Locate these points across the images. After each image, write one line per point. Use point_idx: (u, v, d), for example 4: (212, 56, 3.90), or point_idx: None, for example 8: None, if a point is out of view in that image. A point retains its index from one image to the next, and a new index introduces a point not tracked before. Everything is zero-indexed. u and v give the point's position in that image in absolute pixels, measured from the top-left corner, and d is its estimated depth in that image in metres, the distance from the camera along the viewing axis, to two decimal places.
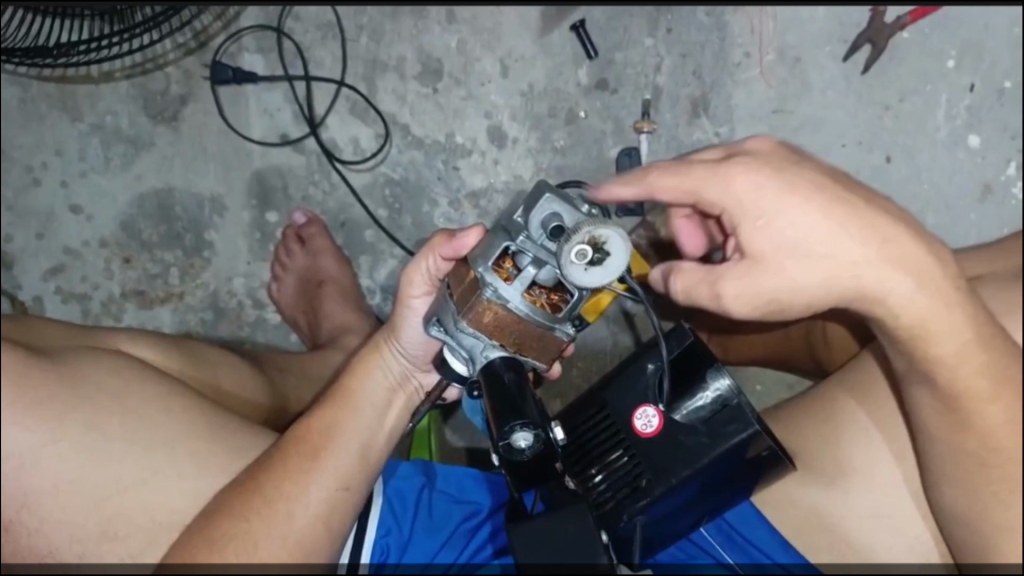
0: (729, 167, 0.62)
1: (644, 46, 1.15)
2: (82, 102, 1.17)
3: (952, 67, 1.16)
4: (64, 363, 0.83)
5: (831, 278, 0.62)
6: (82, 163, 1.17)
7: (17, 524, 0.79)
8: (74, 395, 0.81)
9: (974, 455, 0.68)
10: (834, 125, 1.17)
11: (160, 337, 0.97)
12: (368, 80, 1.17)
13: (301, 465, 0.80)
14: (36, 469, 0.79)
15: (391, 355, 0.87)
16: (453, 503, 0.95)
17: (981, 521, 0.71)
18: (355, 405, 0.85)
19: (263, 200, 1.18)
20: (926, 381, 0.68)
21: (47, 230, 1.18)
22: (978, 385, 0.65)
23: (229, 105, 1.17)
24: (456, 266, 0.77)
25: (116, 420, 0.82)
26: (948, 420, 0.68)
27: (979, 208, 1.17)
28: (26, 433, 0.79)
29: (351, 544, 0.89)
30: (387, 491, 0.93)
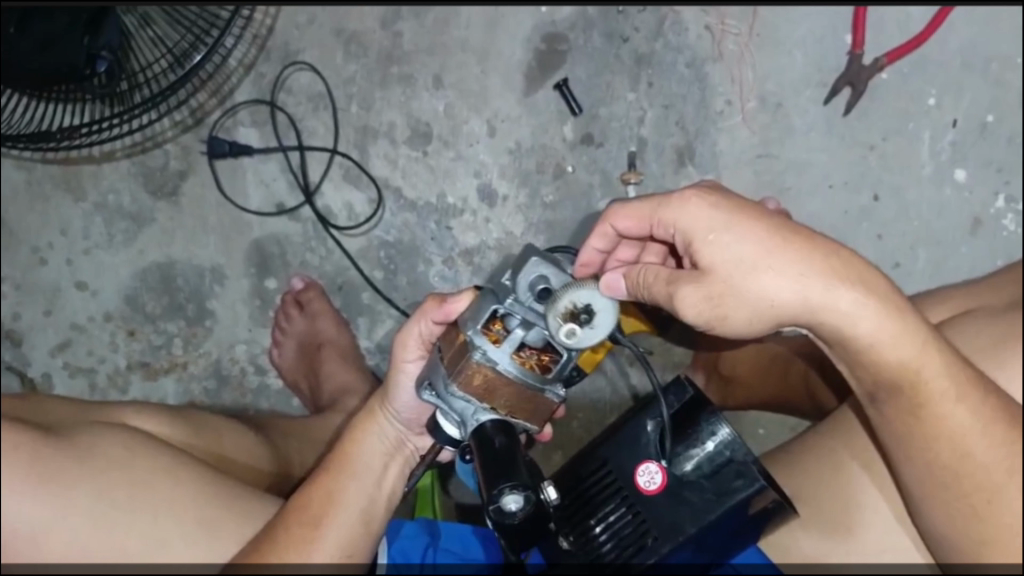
0: (685, 191, 0.72)
1: (627, 100, 1.18)
2: (85, 182, 1.20)
3: (933, 104, 1.18)
4: (73, 436, 0.84)
5: (788, 284, 0.69)
6: (86, 241, 1.21)
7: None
8: (85, 469, 0.82)
9: (946, 464, 0.71)
10: (820, 167, 1.18)
11: (165, 410, 0.98)
12: (360, 147, 1.20)
13: (302, 537, 0.80)
14: (52, 543, 0.80)
15: (387, 419, 0.87)
16: (456, 561, 0.92)
17: (963, 537, 0.73)
18: (352, 471, 0.85)
19: (262, 268, 1.20)
20: (893, 391, 0.71)
21: (54, 306, 1.21)
22: (940, 386, 0.69)
23: (227, 177, 1.20)
24: (447, 333, 0.78)
25: (125, 491, 0.82)
26: (920, 427, 0.71)
27: (970, 241, 1.18)
28: (42, 509, 0.80)
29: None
30: (390, 552, 0.92)
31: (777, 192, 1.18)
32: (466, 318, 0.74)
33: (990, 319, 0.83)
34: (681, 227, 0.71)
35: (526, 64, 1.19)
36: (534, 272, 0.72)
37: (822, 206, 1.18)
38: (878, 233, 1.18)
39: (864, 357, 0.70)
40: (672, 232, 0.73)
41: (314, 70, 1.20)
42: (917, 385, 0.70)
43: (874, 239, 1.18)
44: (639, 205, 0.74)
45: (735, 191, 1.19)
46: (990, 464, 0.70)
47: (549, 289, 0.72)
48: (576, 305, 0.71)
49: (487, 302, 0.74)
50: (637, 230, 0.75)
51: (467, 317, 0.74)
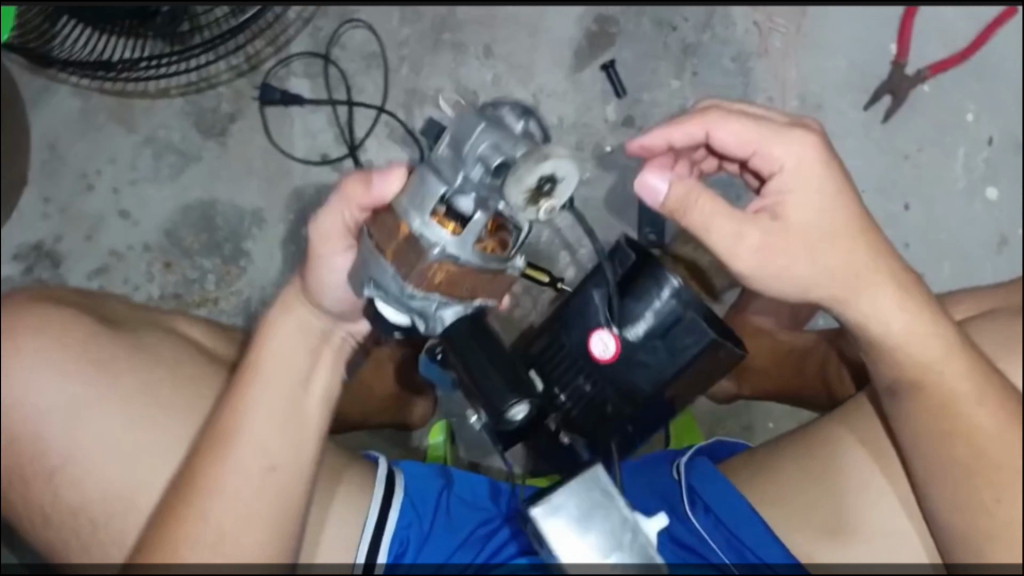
0: (802, 134, 0.72)
1: (671, 88, 1.21)
2: (139, 116, 1.25)
3: (970, 120, 1.20)
4: (124, 329, 0.83)
5: (836, 266, 0.71)
6: (134, 172, 1.24)
7: (59, 475, 0.76)
8: (131, 361, 0.80)
9: (961, 462, 0.71)
10: (854, 170, 1.20)
11: (217, 326, 0.95)
12: (406, 107, 1.23)
13: (234, 450, 0.72)
14: (86, 428, 0.76)
15: (296, 311, 0.77)
16: (468, 509, 0.87)
17: (970, 533, 0.72)
18: (261, 377, 0.75)
19: (300, 215, 1.23)
20: (914, 387, 0.73)
21: (96, 232, 1.24)
22: (959, 386, 0.71)
23: (276, 125, 1.24)
24: (379, 217, 0.66)
25: (168, 390, 0.80)
26: (933, 422, 0.72)
27: (996, 258, 1.19)
28: (84, 392, 0.77)
29: (366, 547, 0.80)
30: (407, 487, 0.85)
31: None
32: (399, 202, 0.64)
33: (1004, 326, 0.83)
34: (787, 165, 0.72)
35: (575, 43, 1.22)
36: (489, 148, 0.59)
37: None
38: (905, 241, 1.20)
39: (896, 356, 0.73)
40: (776, 169, 0.72)
41: (370, 29, 1.24)
42: (942, 383, 0.72)
43: (902, 247, 1.20)
44: (749, 123, 0.72)
45: None
46: (1002, 463, 0.70)
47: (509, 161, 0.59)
48: (552, 169, 0.57)
49: (425, 186, 0.62)
50: (736, 148, 0.73)
51: (403, 203, 0.63)
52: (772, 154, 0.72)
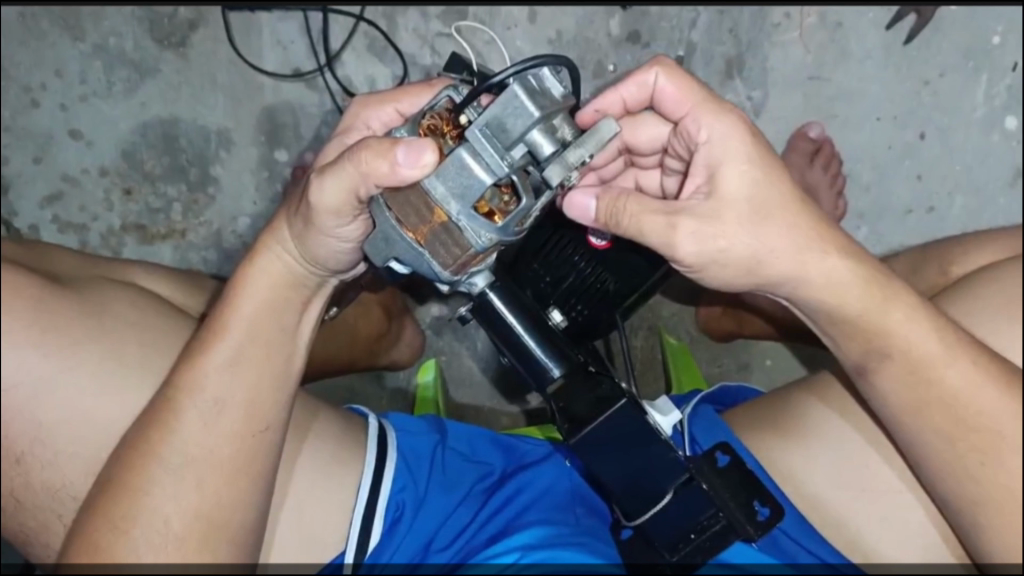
0: (733, 111, 0.65)
1: None
2: (86, 21, 1.11)
3: (996, 44, 1.12)
4: (77, 285, 0.70)
5: (790, 246, 0.63)
6: (83, 87, 1.12)
7: (28, 456, 0.65)
8: (94, 318, 0.68)
9: (942, 430, 0.64)
10: (871, 96, 1.13)
11: (176, 277, 0.90)
12: (388, 17, 1.11)
13: (192, 410, 0.63)
14: (56, 397, 0.65)
15: (273, 254, 0.67)
16: (466, 462, 0.81)
17: (958, 502, 0.65)
18: (230, 329, 0.65)
19: (272, 136, 1.12)
20: (880, 358, 0.65)
21: (45, 154, 1.13)
22: (926, 348, 0.64)
23: (241, 34, 1.11)
24: (402, 190, 0.57)
25: (138, 347, 0.68)
26: (909, 390, 0.65)
27: (1009, 193, 1.14)
28: (43, 360, 0.65)
29: (360, 518, 0.72)
30: (401, 447, 0.78)
31: (823, 119, 1.13)
32: (434, 185, 0.56)
33: None
34: (709, 145, 0.64)
35: None
36: (539, 123, 0.54)
37: (867, 139, 1.14)
38: (917, 174, 1.14)
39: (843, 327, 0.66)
40: (693, 148, 0.66)
41: None
42: (912, 351, 0.64)
43: (913, 179, 1.14)
44: (682, 90, 0.66)
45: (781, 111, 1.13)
46: (991, 426, 0.63)
47: (556, 131, 0.55)
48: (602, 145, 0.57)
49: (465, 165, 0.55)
50: (668, 108, 0.67)
51: (440, 181, 0.55)
52: (694, 130, 0.65)
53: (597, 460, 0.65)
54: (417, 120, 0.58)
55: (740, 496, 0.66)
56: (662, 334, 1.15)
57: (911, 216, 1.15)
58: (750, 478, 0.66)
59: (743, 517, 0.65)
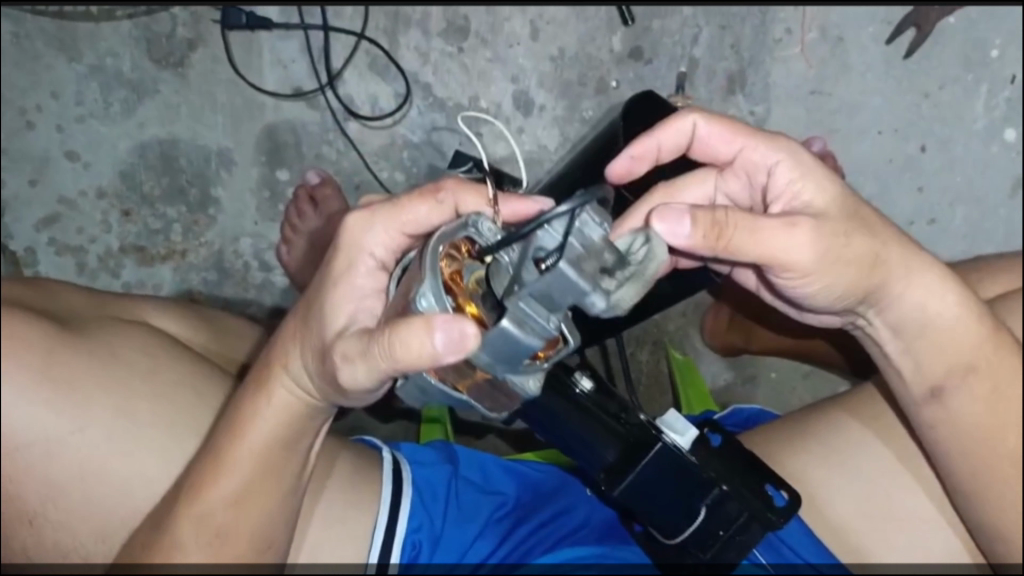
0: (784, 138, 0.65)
1: (683, 15, 1.10)
2: (82, 41, 1.09)
3: (995, 57, 1.12)
4: (86, 335, 0.73)
5: (898, 268, 0.65)
6: (79, 108, 1.10)
7: (45, 514, 0.69)
8: (104, 375, 0.71)
9: (994, 447, 0.70)
10: (872, 110, 1.13)
11: (184, 309, 0.91)
12: (389, 34, 1.10)
13: (195, 540, 0.68)
14: (68, 457, 0.69)
15: (285, 383, 0.67)
16: (478, 492, 0.84)
17: (999, 513, 0.71)
18: (238, 461, 0.67)
19: (274, 156, 1.11)
20: (962, 376, 0.69)
21: (41, 176, 1.11)
22: (998, 370, 0.69)
23: (241, 53, 1.09)
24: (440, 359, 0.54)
25: (148, 406, 0.72)
26: (973, 411, 0.69)
27: (1009, 203, 1.15)
28: (57, 418, 0.69)
29: (380, 545, 0.77)
30: (415, 479, 0.82)
31: (825, 133, 1.13)
32: (479, 355, 0.51)
33: None
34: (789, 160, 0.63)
35: None
36: (584, 280, 0.48)
37: (869, 152, 1.14)
38: (919, 186, 1.15)
39: (934, 344, 0.68)
40: (763, 179, 0.64)
41: None
42: (986, 370, 0.69)
43: (915, 191, 1.15)
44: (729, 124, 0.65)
45: (783, 125, 1.13)
46: None
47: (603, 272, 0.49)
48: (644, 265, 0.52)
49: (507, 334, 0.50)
50: (719, 149, 0.66)
51: (484, 355, 0.51)
52: (755, 157, 0.64)
53: (639, 498, 0.72)
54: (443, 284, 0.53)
55: (751, 479, 0.72)
56: (669, 349, 1.15)
57: (913, 228, 1.15)
58: (755, 465, 0.73)
59: (766, 506, 0.71)
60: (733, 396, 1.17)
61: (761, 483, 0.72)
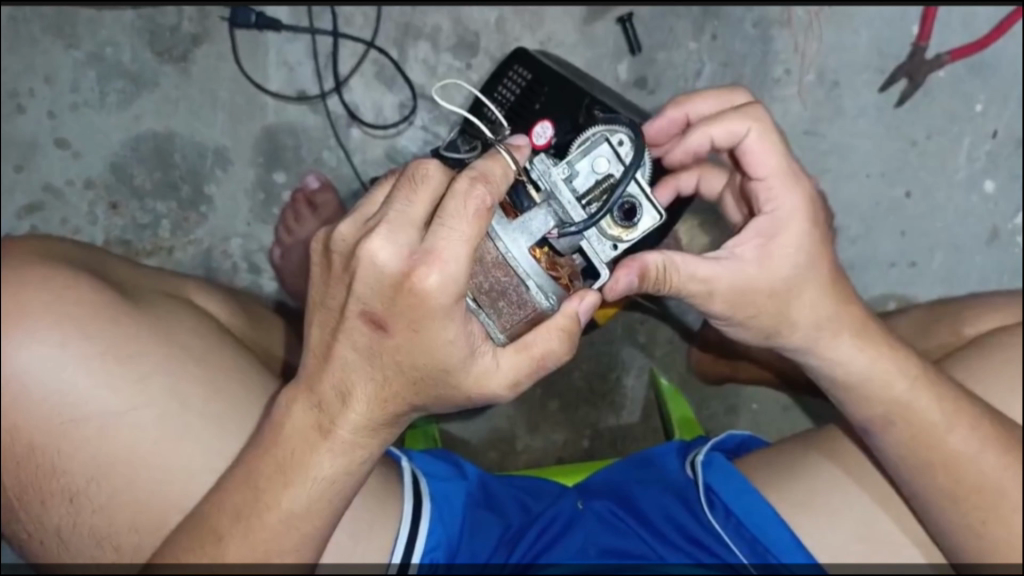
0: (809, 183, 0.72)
1: (687, 49, 1.13)
2: (82, 28, 1.07)
3: (979, 111, 1.17)
4: (147, 304, 0.73)
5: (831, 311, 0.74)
6: (73, 95, 1.07)
7: (85, 495, 0.68)
8: (162, 352, 0.71)
9: (951, 489, 0.74)
10: (862, 153, 1.17)
11: (214, 288, 0.90)
12: (399, 46, 1.10)
13: (234, 539, 0.66)
14: (121, 434, 0.68)
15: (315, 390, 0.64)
16: (491, 511, 0.84)
17: (961, 551, 0.75)
18: (294, 483, 0.65)
19: (271, 158, 1.09)
20: (906, 410, 0.75)
21: (27, 162, 1.07)
22: (936, 413, 0.74)
23: (246, 52, 1.08)
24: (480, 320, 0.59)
25: (201, 390, 0.71)
26: (917, 450, 0.75)
27: (986, 251, 1.20)
28: (114, 392, 0.68)
29: (402, 547, 0.77)
30: (432, 492, 0.81)
31: (816, 173, 1.16)
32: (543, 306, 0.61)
33: None
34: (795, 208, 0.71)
35: None
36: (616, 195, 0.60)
37: (857, 193, 1.17)
38: (901, 230, 1.19)
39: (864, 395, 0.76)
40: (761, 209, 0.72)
41: None
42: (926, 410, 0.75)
43: (897, 235, 1.19)
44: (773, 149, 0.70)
45: None
46: (988, 488, 0.74)
47: (637, 205, 0.62)
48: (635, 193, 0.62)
49: (548, 224, 0.61)
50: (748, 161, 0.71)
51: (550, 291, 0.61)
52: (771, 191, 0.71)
53: None
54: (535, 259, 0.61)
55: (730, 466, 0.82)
56: (654, 374, 1.14)
57: (894, 270, 1.19)
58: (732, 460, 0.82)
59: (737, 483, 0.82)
60: (715, 425, 1.18)
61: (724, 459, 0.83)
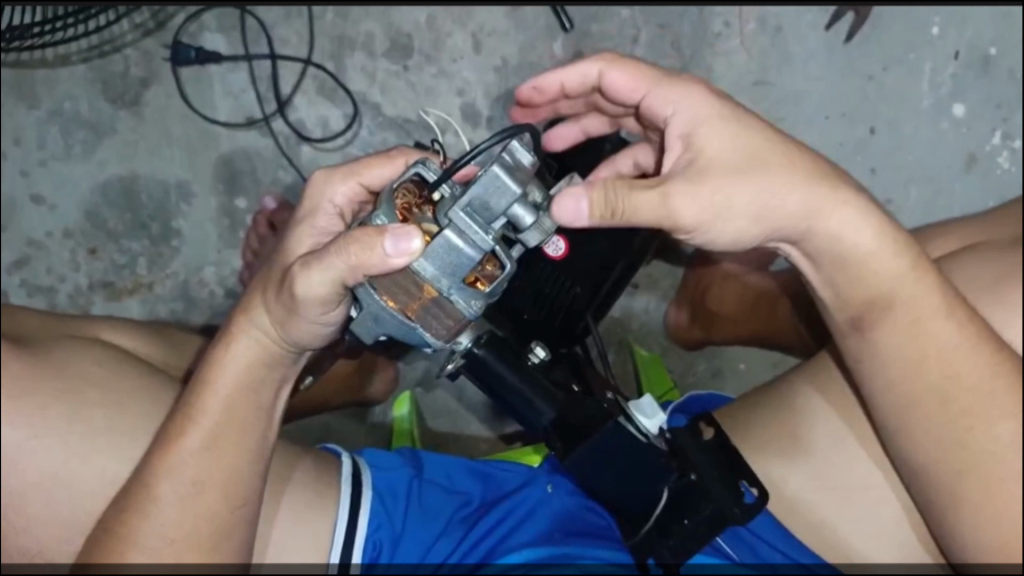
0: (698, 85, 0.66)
1: (621, 17, 1.12)
2: (39, 88, 1.13)
3: (936, 35, 1.13)
4: (43, 348, 0.80)
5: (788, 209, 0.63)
6: (41, 151, 1.13)
7: (4, 524, 0.74)
8: (61, 384, 0.77)
9: (938, 390, 0.66)
10: (818, 95, 1.14)
11: (147, 329, 0.97)
12: (336, 58, 1.13)
13: (173, 492, 0.70)
14: (27, 462, 0.74)
15: (247, 333, 0.71)
16: (443, 492, 0.86)
17: (936, 465, 0.67)
18: (226, 433, 0.71)
19: (231, 185, 1.13)
20: (886, 309, 0.65)
21: (9, 220, 1.14)
22: (929, 298, 0.65)
23: (192, 86, 1.13)
24: (388, 277, 0.62)
25: (102, 412, 0.77)
26: (905, 337, 0.66)
27: (963, 177, 1.15)
28: (16, 429, 0.74)
29: (338, 549, 0.80)
30: (375, 484, 0.84)
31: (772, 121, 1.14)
32: (424, 266, 0.61)
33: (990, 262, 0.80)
34: (692, 113, 0.64)
35: None
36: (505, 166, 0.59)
37: (818, 136, 1.14)
38: (872, 168, 1.15)
39: (861, 278, 0.65)
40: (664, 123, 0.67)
41: None
42: (914, 299, 0.65)
43: (867, 173, 1.15)
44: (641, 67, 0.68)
45: None
46: (980, 390, 0.65)
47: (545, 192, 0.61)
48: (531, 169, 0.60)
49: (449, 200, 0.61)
50: (626, 93, 0.69)
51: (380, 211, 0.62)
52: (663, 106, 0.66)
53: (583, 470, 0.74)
54: (392, 199, 0.63)
55: (727, 478, 0.74)
56: (632, 347, 1.14)
57: None
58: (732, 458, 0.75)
59: (733, 501, 0.73)
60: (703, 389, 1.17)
61: (736, 480, 0.74)
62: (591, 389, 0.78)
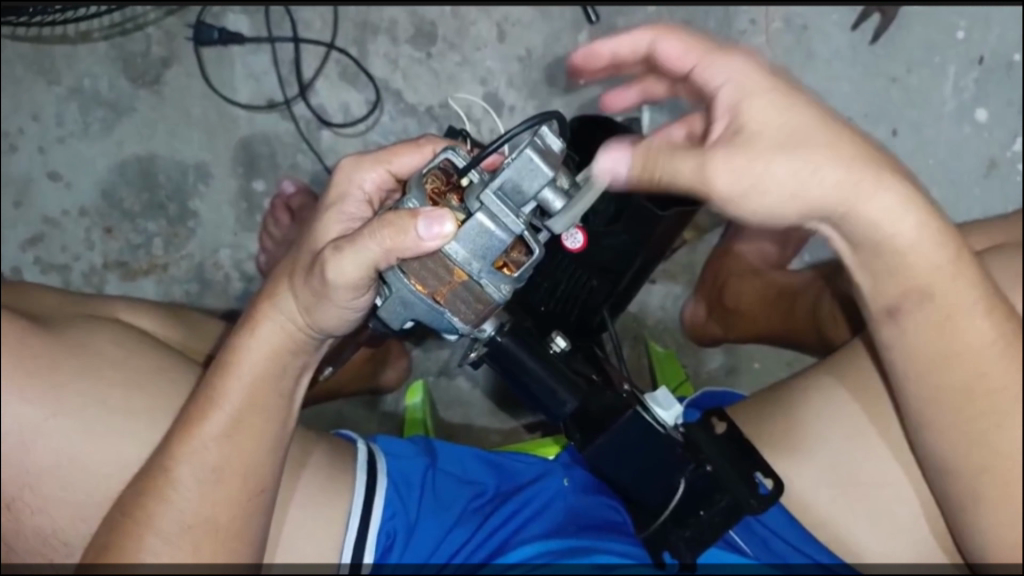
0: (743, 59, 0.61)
1: (646, 12, 1.12)
2: (60, 64, 1.12)
3: (961, 38, 1.13)
4: (57, 326, 0.79)
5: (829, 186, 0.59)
6: (60, 128, 1.13)
7: (19, 502, 0.73)
8: (78, 363, 0.76)
9: (963, 389, 0.65)
10: (841, 95, 1.14)
11: (162, 309, 0.96)
12: (359, 43, 1.12)
13: (191, 477, 0.70)
14: (43, 441, 0.73)
15: (272, 317, 0.71)
16: (457, 482, 0.86)
17: (956, 459, 0.67)
18: (246, 420, 0.71)
19: (250, 167, 1.13)
20: (921, 301, 0.64)
21: (25, 197, 1.13)
22: (970, 293, 0.63)
23: (213, 67, 1.12)
24: (417, 260, 0.62)
25: (120, 392, 0.76)
26: (939, 331, 0.64)
27: (985, 182, 1.14)
28: (33, 406, 0.73)
29: (350, 544, 0.79)
30: (389, 472, 0.84)
31: None
32: (453, 247, 0.60)
33: None
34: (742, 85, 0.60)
35: None
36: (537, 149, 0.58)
37: None
38: None
39: (894, 270, 0.64)
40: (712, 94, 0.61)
41: None
42: (949, 293, 0.63)
43: None
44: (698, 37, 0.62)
45: None
46: (1009, 391, 0.64)
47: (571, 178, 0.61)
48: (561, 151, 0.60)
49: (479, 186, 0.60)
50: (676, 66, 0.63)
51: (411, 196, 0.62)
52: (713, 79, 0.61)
53: (597, 457, 0.74)
54: (421, 184, 0.63)
55: (741, 471, 0.73)
56: (647, 341, 1.14)
57: None
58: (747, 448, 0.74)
59: (748, 494, 0.72)
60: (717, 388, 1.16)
61: (752, 471, 0.73)
62: (610, 381, 0.78)
